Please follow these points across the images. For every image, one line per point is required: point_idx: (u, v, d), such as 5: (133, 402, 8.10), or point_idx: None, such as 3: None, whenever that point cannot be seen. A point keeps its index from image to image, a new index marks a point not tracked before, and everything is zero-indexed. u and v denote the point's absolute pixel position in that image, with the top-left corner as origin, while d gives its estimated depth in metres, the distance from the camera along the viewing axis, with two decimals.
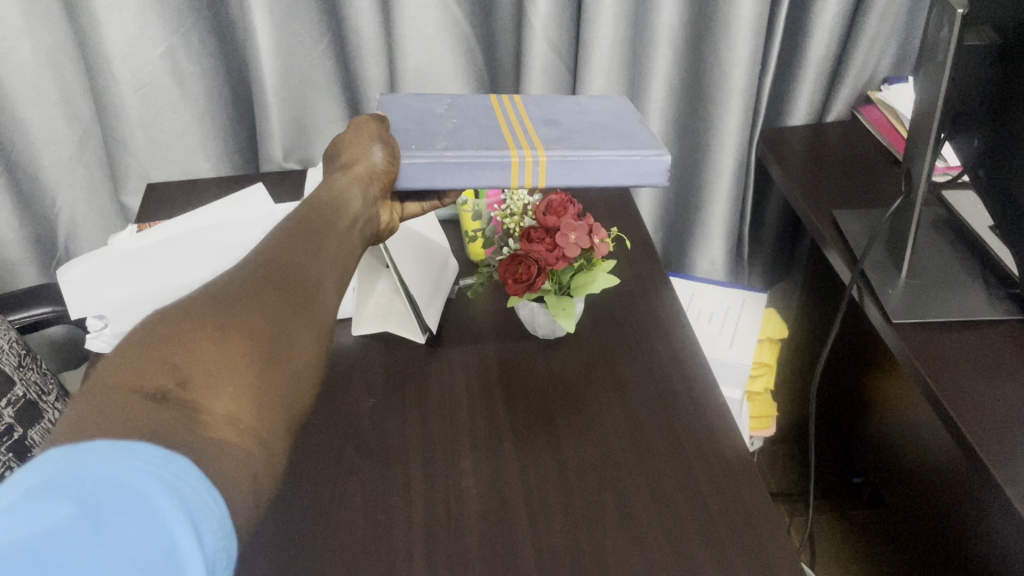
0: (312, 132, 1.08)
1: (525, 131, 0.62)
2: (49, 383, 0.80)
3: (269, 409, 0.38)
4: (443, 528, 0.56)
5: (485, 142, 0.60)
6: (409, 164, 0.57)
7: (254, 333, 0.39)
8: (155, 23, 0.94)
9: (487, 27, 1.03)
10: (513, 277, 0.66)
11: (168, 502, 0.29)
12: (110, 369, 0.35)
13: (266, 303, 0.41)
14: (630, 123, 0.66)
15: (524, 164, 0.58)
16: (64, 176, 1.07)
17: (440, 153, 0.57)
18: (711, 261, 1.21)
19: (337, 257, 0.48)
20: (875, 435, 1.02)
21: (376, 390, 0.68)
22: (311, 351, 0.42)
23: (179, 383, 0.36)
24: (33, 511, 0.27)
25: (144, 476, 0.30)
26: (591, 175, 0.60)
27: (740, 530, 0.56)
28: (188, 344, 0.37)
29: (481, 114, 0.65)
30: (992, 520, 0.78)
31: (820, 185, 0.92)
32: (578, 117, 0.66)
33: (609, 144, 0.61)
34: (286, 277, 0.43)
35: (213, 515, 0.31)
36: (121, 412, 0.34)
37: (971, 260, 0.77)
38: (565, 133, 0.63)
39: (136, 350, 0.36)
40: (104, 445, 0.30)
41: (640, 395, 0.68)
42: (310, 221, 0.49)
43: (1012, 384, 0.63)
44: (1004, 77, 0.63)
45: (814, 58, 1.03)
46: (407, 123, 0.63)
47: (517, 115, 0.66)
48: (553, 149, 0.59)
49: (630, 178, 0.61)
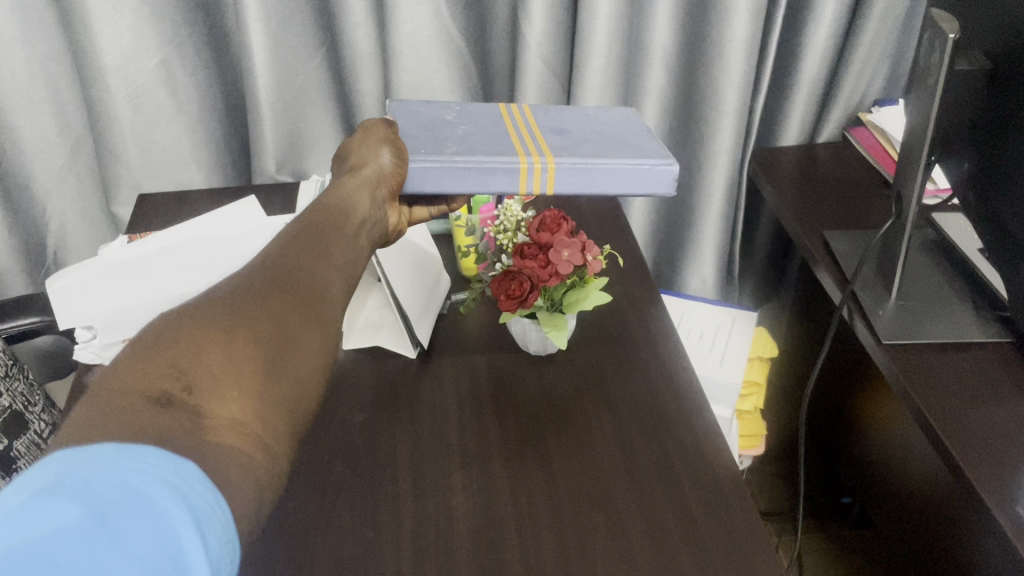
0: (307, 144, 1.09)
1: (534, 138, 0.62)
2: (35, 394, 0.79)
3: (273, 414, 0.38)
4: (431, 546, 0.56)
5: (492, 147, 0.60)
6: (416, 167, 0.57)
7: (258, 338, 0.39)
8: (151, 34, 0.94)
9: (482, 43, 1.04)
10: (506, 292, 0.66)
11: (175, 505, 0.29)
12: (118, 371, 0.35)
13: (271, 306, 0.41)
14: (637, 133, 0.66)
15: (533, 171, 0.58)
16: (55, 186, 1.07)
17: (450, 157, 0.57)
18: (701, 279, 1.21)
19: (342, 261, 0.47)
20: (863, 455, 1.03)
21: (365, 405, 0.68)
22: (316, 355, 0.41)
23: (184, 388, 0.36)
24: (40, 510, 0.27)
25: (151, 479, 0.29)
26: (599, 183, 0.60)
27: (729, 548, 0.56)
28: (196, 348, 0.37)
29: (491, 122, 0.65)
30: (979, 541, 0.78)
31: (811, 205, 0.92)
32: (587, 126, 0.67)
33: (616, 152, 0.61)
34: (292, 280, 0.43)
35: (217, 520, 0.31)
36: (123, 415, 0.34)
37: (961, 283, 0.78)
38: (576, 143, 0.63)
39: (143, 354, 0.36)
40: (112, 449, 0.30)
41: (630, 413, 0.67)
42: (318, 224, 0.48)
43: (1001, 407, 0.64)
44: (995, 103, 0.63)
45: (805, 81, 1.04)
46: (418, 128, 0.63)
47: (527, 123, 0.66)
48: (562, 157, 0.59)
49: (638, 187, 0.61)
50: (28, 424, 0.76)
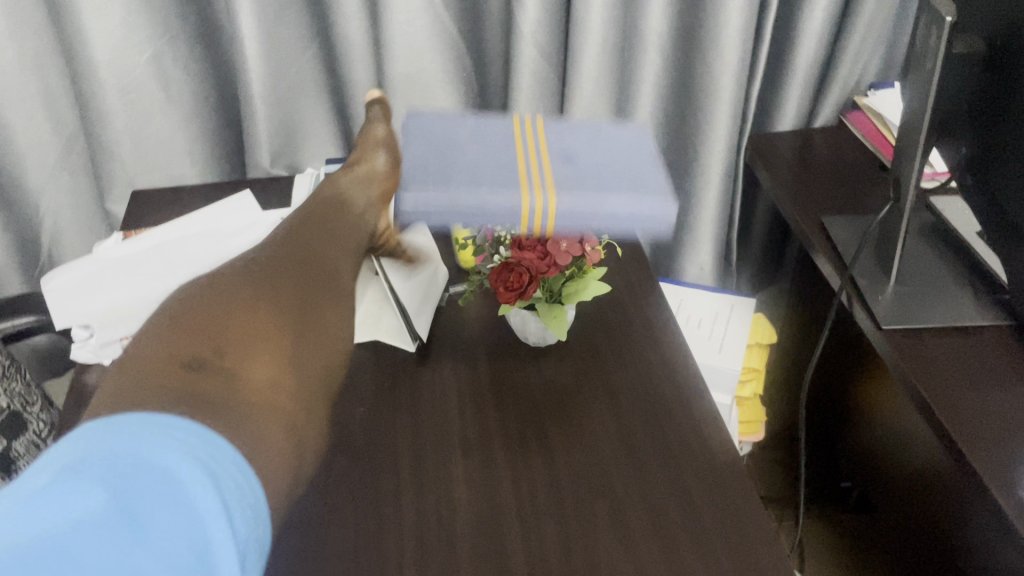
0: (301, 137, 1.08)
1: (540, 170, 0.67)
2: (33, 393, 0.79)
3: (296, 375, 0.46)
4: (435, 540, 0.56)
5: (497, 177, 0.65)
6: (415, 205, 0.64)
7: (270, 317, 0.46)
8: (141, 28, 0.93)
9: (475, 32, 1.03)
10: (505, 284, 0.67)
11: (202, 490, 0.34)
12: (149, 345, 0.42)
13: (289, 279, 0.49)
14: (642, 161, 0.71)
15: (534, 213, 0.64)
16: (48, 183, 1.05)
17: (457, 193, 0.64)
18: (699, 267, 1.21)
19: (349, 242, 0.58)
20: (864, 439, 1.03)
21: (365, 400, 0.68)
22: (330, 325, 0.50)
23: (213, 352, 0.42)
24: (71, 497, 0.32)
25: (178, 462, 0.34)
26: (600, 220, 0.65)
27: (731, 536, 0.56)
28: (222, 319, 0.44)
29: (500, 145, 0.70)
30: (980, 524, 0.78)
31: (809, 191, 0.92)
32: (593, 152, 0.71)
33: (617, 188, 0.66)
34: (308, 258, 0.52)
35: (245, 502, 0.36)
36: (149, 383, 0.39)
37: (958, 265, 0.78)
38: (579, 173, 0.67)
39: (169, 333, 0.43)
40: (140, 424, 0.35)
41: (631, 403, 0.67)
42: (328, 210, 0.59)
43: (1002, 390, 0.64)
44: (993, 85, 0.63)
45: (801, 65, 1.04)
46: (424, 150, 0.69)
47: (536, 149, 0.71)
48: (562, 195, 0.65)
49: (638, 224, 0.66)
50: (25, 423, 0.76)
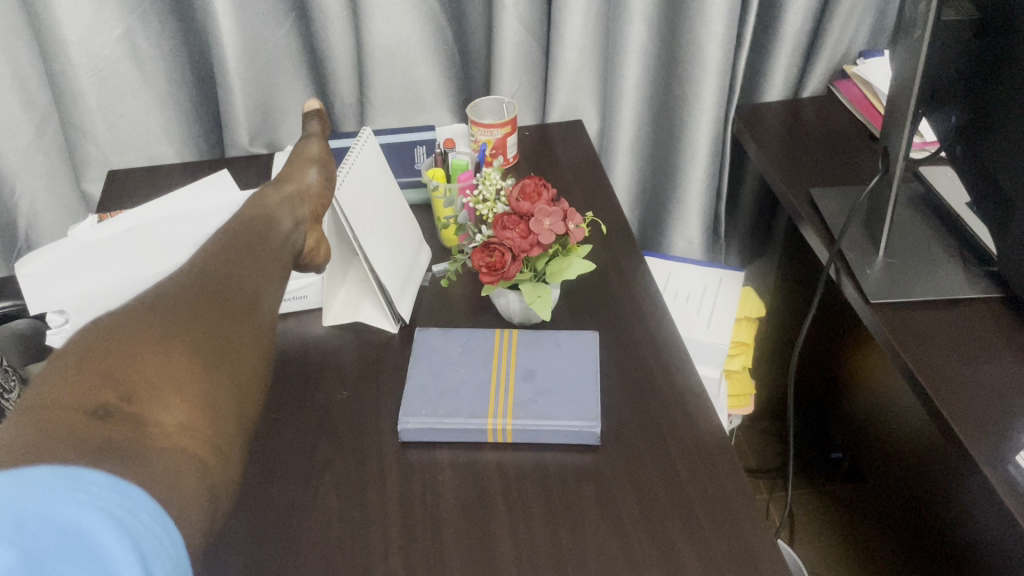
0: (282, 116, 1.05)
1: (503, 390, 0.63)
2: (11, 379, 0.77)
3: (213, 415, 0.45)
4: (419, 526, 0.55)
5: (462, 405, 0.61)
6: (409, 433, 0.60)
7: (193, 349, 0.47)
8: (112, 4, 0.91)
9: (456, 4, 1.01)
10: (487, 265, 0.64)
11: (118, 541, 0.33)
12: (52, 387, 0.41)
13: (208, 307, 0.50)
14: (590, 368, 0.65)
15: (497, 431, 0.60)
16: (23, 164, 1.03)
17: (437, 419, 0.60)
18: (688, 240, 1.19)
19: (269, 262, 0.57)
20: (854, 411, 1.02)
21: (348, 384, 0.67)
22: (254, 353, 0.51)
23: (122, 398, 0.42)
24: None
25: (94, 520, 0.33)
26: (557, 409, 0.61)
27: (720, 518, 0.55)
28: (136, 358, 0.44)
29: (464, 365, 0.65)
30: (970, 495, 0.78)
31: (797, 162, 0.91)
32: (551, 357, 0.66)
33: (578, 400, 0.61)
34: (228, 287, 0.52)
35: (165, 554, 0.35)
36: (64, 426, 0.39)
37: (948, 236, 0.77)
38: (541, 393, 0.62)
39: (74, 370, 0.42)
40: (50, 475, 0.35)
41: (617, 381, 0.66)
42: (247, 231, 0.58)
43: (992, 363, 0.63)
44: (983, 53, 0.61)
45: (789, 33, 1.02)
46: (350, 180, 0.68)
47: (500, 360, 0.66)
48: (522, 413, 0.60)
49: (590, 391, 0.62)
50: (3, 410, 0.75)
